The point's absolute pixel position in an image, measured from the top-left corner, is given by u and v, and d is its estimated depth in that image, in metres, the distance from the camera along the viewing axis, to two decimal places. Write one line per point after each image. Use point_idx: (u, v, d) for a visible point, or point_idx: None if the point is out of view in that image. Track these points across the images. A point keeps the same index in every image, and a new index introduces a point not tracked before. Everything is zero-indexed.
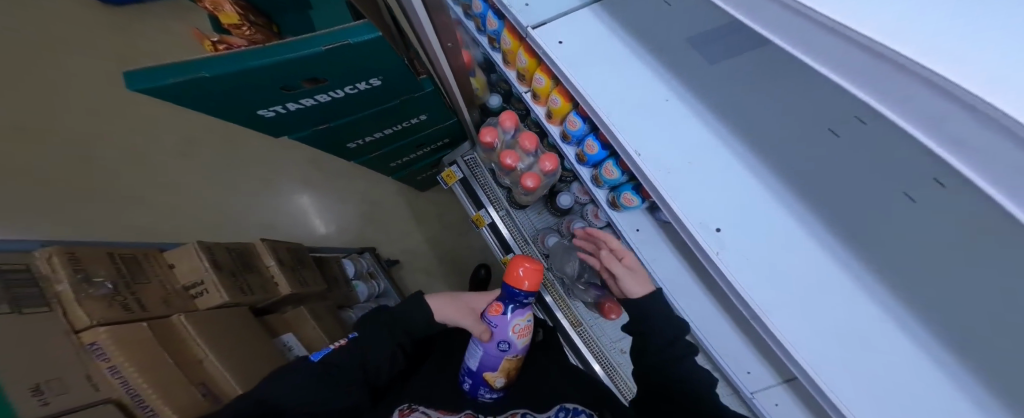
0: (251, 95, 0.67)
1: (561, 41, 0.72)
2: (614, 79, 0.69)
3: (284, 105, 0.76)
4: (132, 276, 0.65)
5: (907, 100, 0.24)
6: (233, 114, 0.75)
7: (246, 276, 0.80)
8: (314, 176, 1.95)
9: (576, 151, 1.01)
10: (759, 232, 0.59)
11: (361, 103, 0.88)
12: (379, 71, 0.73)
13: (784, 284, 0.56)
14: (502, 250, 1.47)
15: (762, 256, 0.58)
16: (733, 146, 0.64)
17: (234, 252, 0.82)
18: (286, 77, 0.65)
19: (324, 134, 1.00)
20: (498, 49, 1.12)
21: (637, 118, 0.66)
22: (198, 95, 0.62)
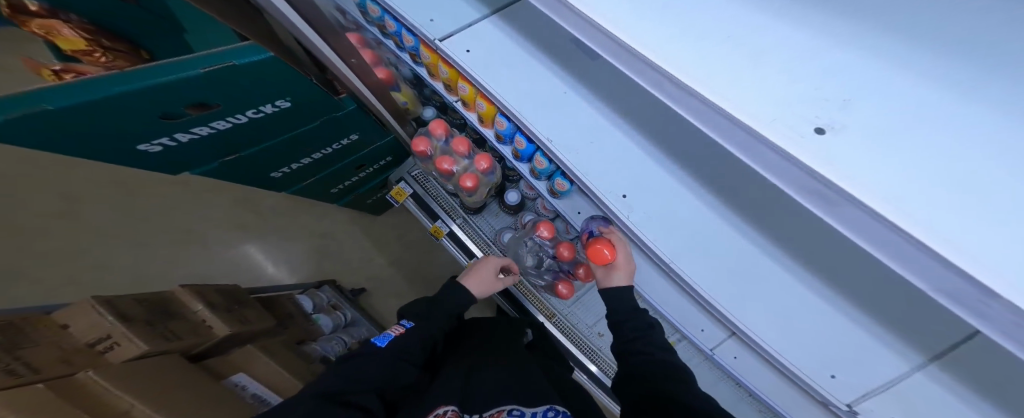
0: (119, 128, 0.63)
1: (467, 49, 0.77)
2: (516, 77, 0.75)
3: (172, 136, 0.72)
4: (11, 343, 0.53)
5: (857, 218, 0.29)
6: (97, 153, 0.67)
7: (170, 324, 0.71)
8: (255, 219, 1.85)
9: (510, 149, 1.04)
10: (653, 194, 0.68)
11: (270, 129, 0.90)
12: (275, 88, 0.75)
13: (682, 234, 0.67)
14: (465, 256, 1.48)
15: (664, 218, 0.67)
16: (626, 131, 0.71)
17: (148, 302, 0.71)
18: (165, 103, 0.63)
19: (234, 165, 0.97)
20: (422, 64, 1.10)
21: (542, 109, 0.72)
22: (53, 133, 0.56)
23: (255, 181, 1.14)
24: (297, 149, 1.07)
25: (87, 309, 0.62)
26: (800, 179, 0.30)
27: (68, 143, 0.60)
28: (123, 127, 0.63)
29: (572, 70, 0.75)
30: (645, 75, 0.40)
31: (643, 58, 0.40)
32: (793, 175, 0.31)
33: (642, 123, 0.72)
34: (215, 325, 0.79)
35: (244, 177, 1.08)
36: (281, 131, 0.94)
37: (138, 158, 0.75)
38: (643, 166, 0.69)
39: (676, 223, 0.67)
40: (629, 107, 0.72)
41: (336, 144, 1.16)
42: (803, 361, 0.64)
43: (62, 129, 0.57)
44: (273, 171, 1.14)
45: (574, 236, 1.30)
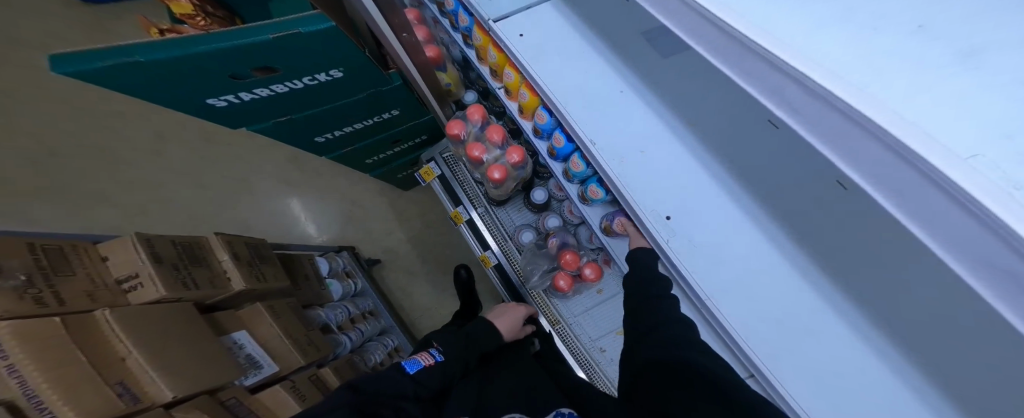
0: (196, 81, 0.70)
1: (522, 34, 0.70)
2: (569, 68, 0.67)
3: (238, 95, 0.78)
4: (54, 269, 0.58)
5: (970, 250, 0.18)
6: (181, 103, 0.78)
7: (195, 272, 0.75)
8: (295, 176, 1.91)
9: (547, 146, 0.97)
10: (706, 224, 0.58)
11: (313, 97, 0.90)
12: (328, 61, 0.76)
13: (731, 271, 0.56)
14: (480, 247, 1.43)
15: (713, 253, 0.57)
16: (684, 141, 0.61)
17: (181, 246, 0.75)
18: (235, 62, 0.68)
19: (285, 127, 1.00)
20: (471, 46, 1.04)
21: (591, 109, 0.65)
22: (141, 78, 0.65)
23: (300, 143, 1.16)
24: (339, 118, 1.06)
25: (126, 247, 0.66)
26: (992, 253, 0.17)
27: (161, 91, 0.71)
28: (203, 83, 0.71)
29: (629, 63, 0.66)
30: (741, 61, 0.30)
31: (733, 50, 0.31)
32: (968, 242, 0.18)
33: (708, 134, 0.61)
34: (233, 277, 0.83)
35: (292, 138, 1.10)
36: (330, 100, 0.95)
37: (210, 110, 0.83)
38: (696, 186, 0.59)
39: (722, 256, 0.57)
40: (695, 114, 0.62)
41: (375, 118, 1.15)
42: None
43: (151, 79, 0.66)
44: (317, 136, 1.15)
45: (597, 247, 1.25)
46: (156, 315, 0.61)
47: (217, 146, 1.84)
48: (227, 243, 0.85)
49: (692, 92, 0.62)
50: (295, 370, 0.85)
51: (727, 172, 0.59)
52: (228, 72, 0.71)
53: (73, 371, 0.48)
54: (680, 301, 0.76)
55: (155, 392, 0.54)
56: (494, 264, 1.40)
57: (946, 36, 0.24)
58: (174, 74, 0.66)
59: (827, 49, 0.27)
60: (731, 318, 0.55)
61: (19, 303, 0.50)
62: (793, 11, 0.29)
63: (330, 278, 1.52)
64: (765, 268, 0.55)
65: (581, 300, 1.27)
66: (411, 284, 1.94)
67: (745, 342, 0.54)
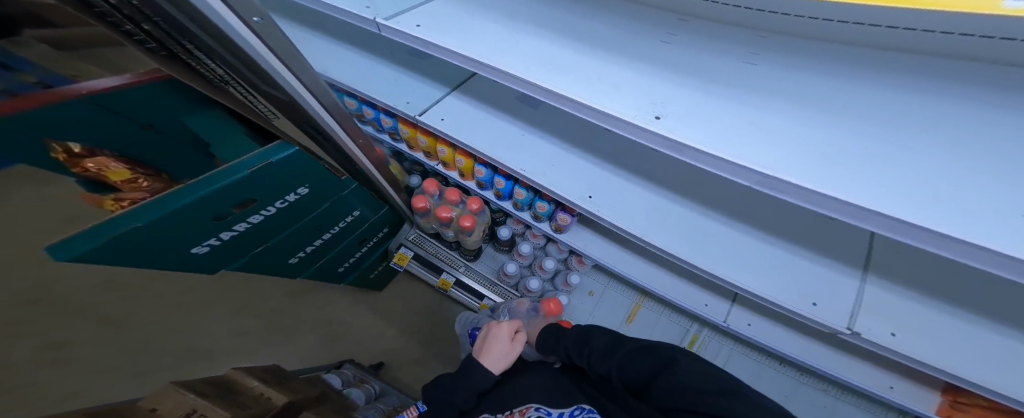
0: (183, 233, 0.77)
1: (442, 118, 1.01)
2: (485, 133, 0.99)
3: (221, 234, 0.89)
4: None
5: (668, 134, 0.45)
6: (170, 263, 0.84)
7: (237, 398, 0.82)
8: (256, 324, 1.71)
9: (492, 192, 1.24)
10: (613, 194, 0.89)
11: (289, 216, 1.07)
12: (295, 178, 0.93)
13: (635, 214, 0.87)
14: (476, 298, 1.58)
15: (624, 206, 0.88)
16: (574, 153, 0.95)
17: (216, 385, 0.83)
18: (214, 205, 0.77)
19: (262, 255, 1.14)
20: (400, 139, 1.34)
21: (518, 152, 0.95)
22: (134, 251, 0.71)
23: (274, 268, 1.27)
24: (310, 230, 1.24)
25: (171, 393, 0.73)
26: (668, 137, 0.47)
27: (150, 258, 0.77)
28: (184, 226, 0.75)
29: (525, 121, 1.01)
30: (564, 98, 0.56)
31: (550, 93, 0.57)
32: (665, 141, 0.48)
33: (588, 140, 0.98)
34: (271, 396, 0.91)
35: (267, 264, 1.21)
36: (301, 216, 1.13)
37: (193, 262, 0.90)
38: (596, 176, 0.92)
39: (632, 209, 0.88)
40: (573, 135, 0.99)
41: (341, 222, 1.34)
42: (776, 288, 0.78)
43: (137, 247, 0.71)
44: (290, 257, 1.28)
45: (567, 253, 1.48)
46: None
47: None
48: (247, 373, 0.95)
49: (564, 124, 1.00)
50: None
51: (610, 164, 0.94)
52: (210, 217, 0.80)
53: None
54: (657, 269, 1.19)
55: None
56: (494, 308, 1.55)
57: (607, 79, 0.61)
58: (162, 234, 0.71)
59: (575, 87, 0.60)
60: (661, 242, 0.84)
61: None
62: (576, 80, 0.61)
63: (347, 389, 1.54)
64: (660, 207, 0.88)
65: (579, 307, 1.47)
66: (423, 368, 1.97)
67: (674, 251, 0.82)
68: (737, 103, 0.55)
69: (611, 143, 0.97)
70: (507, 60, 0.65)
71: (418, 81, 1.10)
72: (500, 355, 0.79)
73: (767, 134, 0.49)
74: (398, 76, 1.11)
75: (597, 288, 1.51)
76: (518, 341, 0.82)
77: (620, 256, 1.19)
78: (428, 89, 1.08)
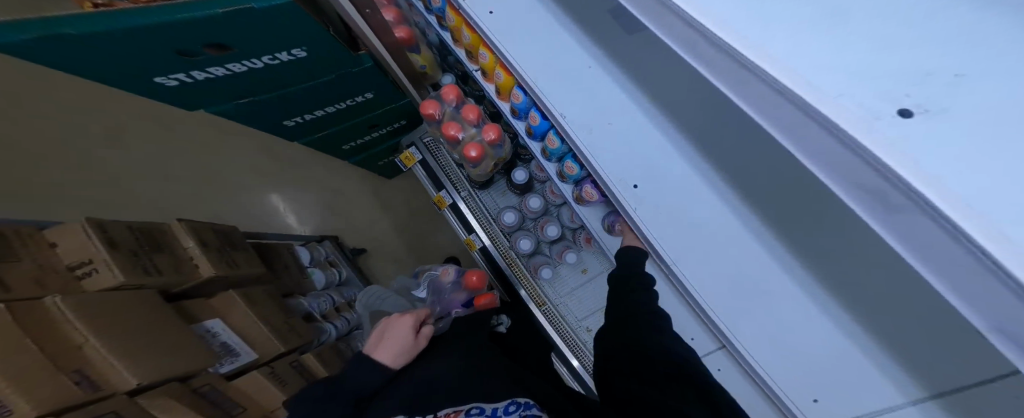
0: (143, 57, 0.66)
1: (491, 11, 0.71)
2: (538, 45, 0.68)
3: (189, 74, 0.74)
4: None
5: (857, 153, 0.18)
6: (132, 84, 0.75)
7: (156, 258, 0.73)
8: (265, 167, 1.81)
9: (524, 125, 0.97)
10: (669, 195, 0.60)
11: (281, 78, 0.87)
12: (286, 38, 0.72)
13: (694, 234, 0.59)
14: (465, 231, 1.43)
15: (679, 217, 0.59)
16: (650, 116, 0.62)
17: (141, 231, 0.73)
18: (187, 41, 0.66)
19: (247, 109, 0.95)
20: (446, 29, 1.04)
21: (566, 87, 0.65)
22: (89, 57, 0.62)
23: (266, 126, 1.09)
24: (310, 100, 1.01)
25: (76, 231, 0.63)
26: (863, 174, 0.18)
27: (105, 69, 0.68)
28: (151, 53, 0.66)
29: (603, 41, 0.65)
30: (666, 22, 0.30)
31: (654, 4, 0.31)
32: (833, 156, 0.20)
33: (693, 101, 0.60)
34: (201, 264, 0.81)
35: (259, 121, 1.05)
36: (295, 81, 0.90)
37: (158, 88, 0.78)
38: (663, 156, 0.61)
39: (686, 223, 0.59)
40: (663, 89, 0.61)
41: (349, 101, 1.09)
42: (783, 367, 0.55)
43: (96, 56, 0.63)
44: (286, 120, 1.08)
45: (579, 226, 1.25)
46: (117, 299, 0.60)
47: None
48: (191, 229, 0.84)
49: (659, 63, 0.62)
50: (275, 357, 0.87)
51: (696, 147, 0.59)
52: (175, 51, 0.67)
53: (23, 358, 0.46)
54: None
55: (119, 381, 0.54)
56: (479, 247, 1.40)
57: None
58: (122, 51, 0.63)
59: None
60: (694, 282, 0.59)
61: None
62: None
63: (313, 267, 1.51)
64: (726, 232, 0.57)
65: (563, 280, 1.30)
66: (397, 272, 1.95)
67: (702, 295, 0.58)
68: None
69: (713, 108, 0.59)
70: None
71: None
72: (391, 352, 0.62)
73: (990, 83, 0.18)
74: None
75: (594, 269, 1.27)
76: (422, 335, 0.66)
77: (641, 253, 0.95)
78: None
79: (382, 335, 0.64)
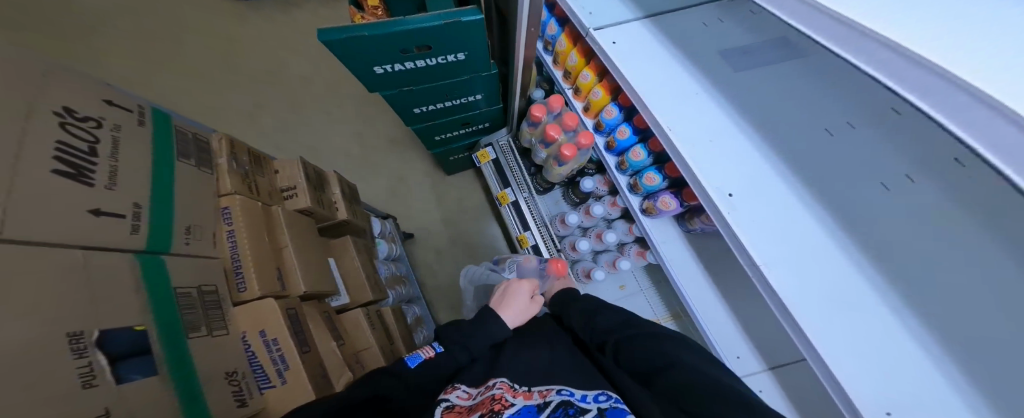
0: (377, 53, 0.80)
1: (614, 41, 0.83)
2: (652, 69, 0.80)
3: (396, 65, 0.87)
4: (252, 170, 0.75)
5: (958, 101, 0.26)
6: (359, 73, 0.88)
7: (321, 196, 0.91)
8: (353, 149, 2.14)
9: (605, 139, 1.10)
10: (761, 201, 0.65)
11: (440, 75, 0.99)
12: (460, 46, 0.85)
13: (783, 243, 0.62)
14: (520, 227, 1.52)
15: (772, 227, 0.63)
16: (743, 133, 0.72)
17: (316, 173, 0.94)
18: (407, 43, 0.79)
19: (400, 99, 1.08)
20: (551, 53, 1.20)
21: (671, 103, 0.75)
22: (347, 52, 0.77)
23: (399, 112, 1.23)
24: (441, 95, 1.14)
25: (291, 165, 0.85)
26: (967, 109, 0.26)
27: (349, 62, 0.82)
28: (380, 51, 0.80)
29: (711, 77, 0.78)
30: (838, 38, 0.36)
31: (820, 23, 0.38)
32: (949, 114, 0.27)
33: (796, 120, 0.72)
34: (339, 208, 0.99)
35: (401, 107, 1.18)
36: (437, 79, 1.01)
37: (368, 78, 0.91)
38: (758, 172, 0.68)
39: (775, 233, 0.63)
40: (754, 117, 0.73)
41: (460, 100, 1.24)
42: (858, 383, 0.53)
43: (345, 51, 0.77)
44: (416, 108, 1.22)
45: (632, 240, 1.34)
46: (299, 223, 0.79)
47: (307, 110, 2.17)
48: (340, 181, 1.03)
49: (752, 93, 0.75)
50: (361, 304, 1.00)
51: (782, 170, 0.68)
52: (398, 50, 0.81)
53: (260, 245, 0.64)
54: (716, 305, 0.99)
55: (294, 285, 0.69)
56: (531, 244, 1.48)
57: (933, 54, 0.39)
58: (368, 50, 0.78)
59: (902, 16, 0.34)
60: (782, 286, 0.59)
61: (241, 188, 0.69)
62: None
63: (379, 239, 1.68)
64: (809, 246, 0.61)
65: (605, 289, 1.38)
66: (437, 262, 2.07)
67: (795, 305, 0.57)
68: None
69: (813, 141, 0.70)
70: None
71: None
72: (516, 308, 0.80)
73: None
74: None
75: (632, 287, 1.39)
76: (535, 302, 0.85)
77: (692, 270, 1.02)
78: (616, 3, 0.89)
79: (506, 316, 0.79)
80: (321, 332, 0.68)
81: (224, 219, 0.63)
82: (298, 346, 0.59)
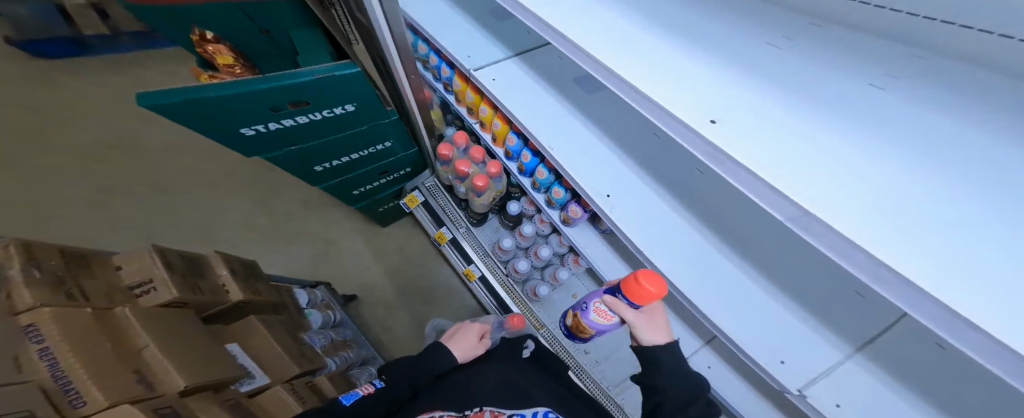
0: (246, 111, 0.83)
1: (494, 78, 0.93)
2: (523, 97, 0.90)
3: (268, 124, 0.91)
4: (78, 274, 0.67)
5: (826, 233, 0.36)
6: (222, 133, 0.88)
7: (198, 281, 0.84)
8: (269, 221, 1.99)
9: (516, 164, 1.16)
10: (633, 195, 0.78)
11: (329, 128, 1.03)
12: (342, 97, 0.91)
13: (652, 228, 0.75)
14: (464, 262, 1.54)
15: (644, 217, 0.76)
16: (606, 143, 0.85)
17: (186, 258, 0.85)
18: (280, 97, 0.83)
19: (294, 154, 1.09)
20: (451, 93, 1.28)
21: (547, 126, 0.86)
22: (211, 113, 0.78)
23: (298, 171, 1.21)
24: (341, 147, 1.16)
25: (140, 256, 0.77)
26: (823, 232, 0.36)
27: (214, 123, 0.82)
28: (248, 109, 0.83)
29: (572, 101, 0.91)
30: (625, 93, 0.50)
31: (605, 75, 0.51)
32: (793, 215, 0.37)
33: (643, 126, 0.86)
34: (231, 290, 0.93)
35: (291, 164, 1.16)
36: (330, 132, 1.06)
37: (239, 139, 0.93)
38: (625, 173, 0.81)
39: (647, 220, 0.76)
40: (614, 129, 0.86)
41: (368, 149, 1.25)
42: (740, 329, 0.66)
43: (211, 113, 0.78)
44: (316, 164, 1.21)
45: (566, 250, 1.37)
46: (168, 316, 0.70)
47: (208, 189, 1.99)
48: (225, 259, 0.97)
49: (608, 109, 0.89)
50: (289, 379, 0.90)
51: (644, 169, 0.81)
52: (269, 107, 0.85)
53: (95, 352, 0.53)
54: None
55: (170, 381, 0.58)
56: (477, 276, 1.50)
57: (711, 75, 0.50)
58: (235, 107, 0.79)
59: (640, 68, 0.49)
60: (660, 262, 0.72)
61: (53, 297, 0.58)
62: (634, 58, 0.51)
63: (308, 309, 1.53)
64: (672, 227, 0.75)
65: (554, 304, 1.38)
66: (389, 318, 1.94)
67: (679, 283, 0.70)
68: (873, 131, 0.39)
69: (658, 137, 0.84)
70: (570, 13, 0.58)
71: (482, 36, 1.02)
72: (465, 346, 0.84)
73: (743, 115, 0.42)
74: (463, 24, 1.04)
75: (583, 293, 1.39)
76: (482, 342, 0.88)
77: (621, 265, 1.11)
78: (489, 45, 1.00)
79: (648, 324, 0.69)
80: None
81: (31, 338, 0.52)
82: None
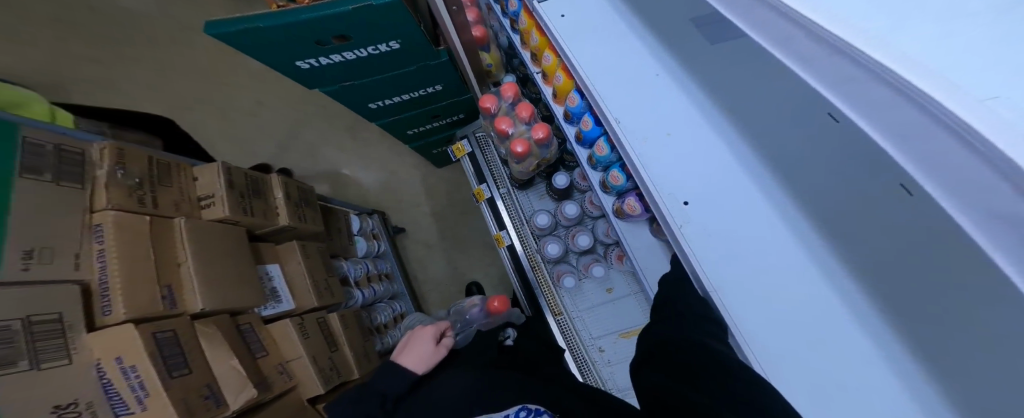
0: (290, 45, 0.77)
1: (564, 15, 0.71)
2: (596, 47, 0.68)
3: (318, 59, 0.84)
4: (159, 178, 0.71)
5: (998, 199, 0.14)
6: (279, 65, 0.85)
7: (254, 202, 0.87)
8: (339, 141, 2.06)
9: (575, 131, 0.96)
10: (724, 209, 0.54)
11: (380, 66, 0.93)
12: (385, 32, 0.78)
13: (740, 262, 0.51)
14: (497, 226, 1.43)
15: (736, 244, 0.52)
16: (709, 121, 0.59)
17: (250, 178, 0.88)
18: (325, 31, 0.74)
19: (347, 92, 1.03)
20: (518, 32, 1.07)
21: (621, 90, 0.64)
22: (258, 43, 0.74)
23: (354, 106, 1.17)
24: (392, 88, 1.07)
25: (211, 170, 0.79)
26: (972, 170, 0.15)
27: (266, 55, 0.80)
28: (293, 41, 0.76)
29: (676, 53, 0.64)
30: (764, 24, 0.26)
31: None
32: (946, 160, 0.16)
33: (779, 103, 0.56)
34: (281, 213, 0.95)
35: (347, 101, 1.12)
36: (381, 71, 0.96)
37: (296, 72, 0.89)
38: (722, 173, 0.56)
39: (738, 247, 0.51)
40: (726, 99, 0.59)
41: (422, 91, 1.15)
42: None
43: (260, 41, 0.74)
44: (370, 102, 1.15)
45: (613, 242, 1.19)
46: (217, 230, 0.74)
47: (290, 101, 2.09)
48: (284, 183, 0.98)
49: (726, 71, 0.61)
50: (309, 311, 0.94)
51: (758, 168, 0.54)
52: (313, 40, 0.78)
53: (138, 264, 0.59)
54: None
55: (191, 303, 0.64)
56: (506, 244, 1.39)
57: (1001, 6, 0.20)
58: (277, 39, 0.74)
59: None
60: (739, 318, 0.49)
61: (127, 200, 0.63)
62: None
63: (359, 236, 1.61)
64: (778, 267, 0.49)
65: (584, 295, 1.25)
66: (427, 257, 2.00)
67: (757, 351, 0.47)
68: None
69: (801, 126, 0.54)
70: None
71: None
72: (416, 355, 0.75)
73: None
74: None
75: (620, 291, 1.22)
76: (442, 345, 0.79)
77: None
78: None
79: None
80: (217, 351, 0.64)
81: (96, 238, 0.58)
82: (162, 372, 0.55)
